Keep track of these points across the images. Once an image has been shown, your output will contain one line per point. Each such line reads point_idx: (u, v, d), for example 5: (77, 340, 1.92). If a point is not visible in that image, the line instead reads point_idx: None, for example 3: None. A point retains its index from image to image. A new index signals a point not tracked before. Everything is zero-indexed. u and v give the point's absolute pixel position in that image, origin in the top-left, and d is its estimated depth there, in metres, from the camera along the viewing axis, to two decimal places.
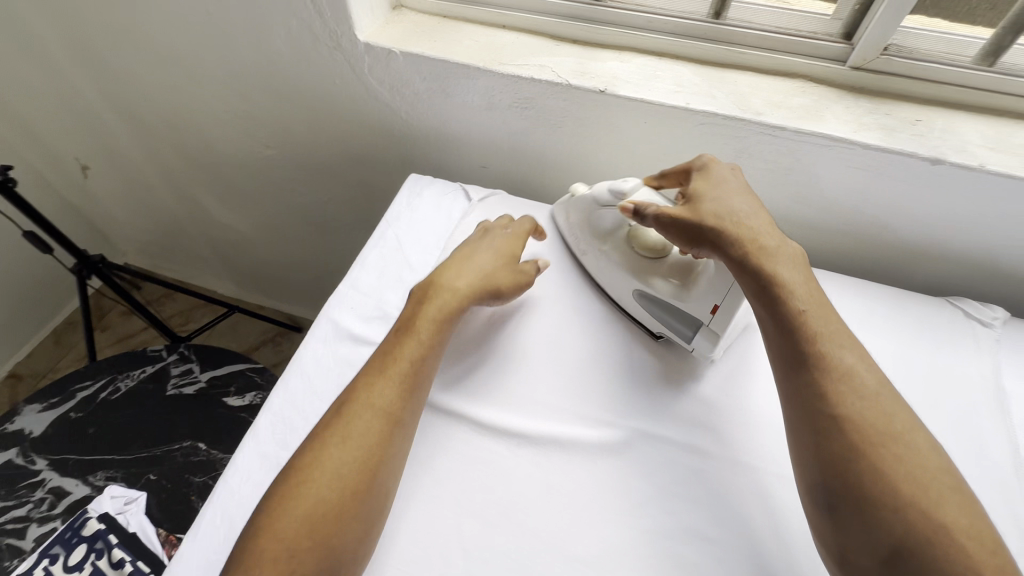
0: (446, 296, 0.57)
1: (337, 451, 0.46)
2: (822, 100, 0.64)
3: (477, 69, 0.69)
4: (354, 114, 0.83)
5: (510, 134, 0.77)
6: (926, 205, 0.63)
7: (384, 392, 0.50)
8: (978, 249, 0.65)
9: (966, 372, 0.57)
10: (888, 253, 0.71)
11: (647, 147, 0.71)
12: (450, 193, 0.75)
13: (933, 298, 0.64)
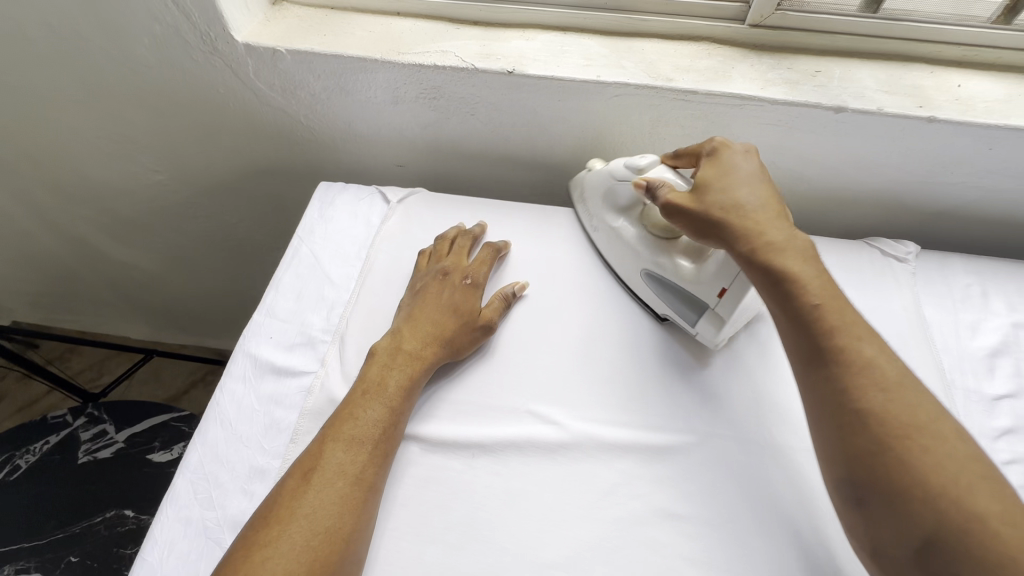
0: (412, 340, 0.54)
1: (309, 509, 0.42)
2: (726, 60, 0.65)
3: (381, 60, 0.64)
4: (252, 122, 0.76)
5: (423, 127, 0.74)
6: (833, 150, 0.66)
7: (355, 443, 0.46)
8: (883, 185, 0.69)
9: (890, 305, 0.60)
10: (804, 200, 0.74)
11: (568, 122, 0.69)
12: (366, 197, 0.70)
13: (852, 242, 0.66)
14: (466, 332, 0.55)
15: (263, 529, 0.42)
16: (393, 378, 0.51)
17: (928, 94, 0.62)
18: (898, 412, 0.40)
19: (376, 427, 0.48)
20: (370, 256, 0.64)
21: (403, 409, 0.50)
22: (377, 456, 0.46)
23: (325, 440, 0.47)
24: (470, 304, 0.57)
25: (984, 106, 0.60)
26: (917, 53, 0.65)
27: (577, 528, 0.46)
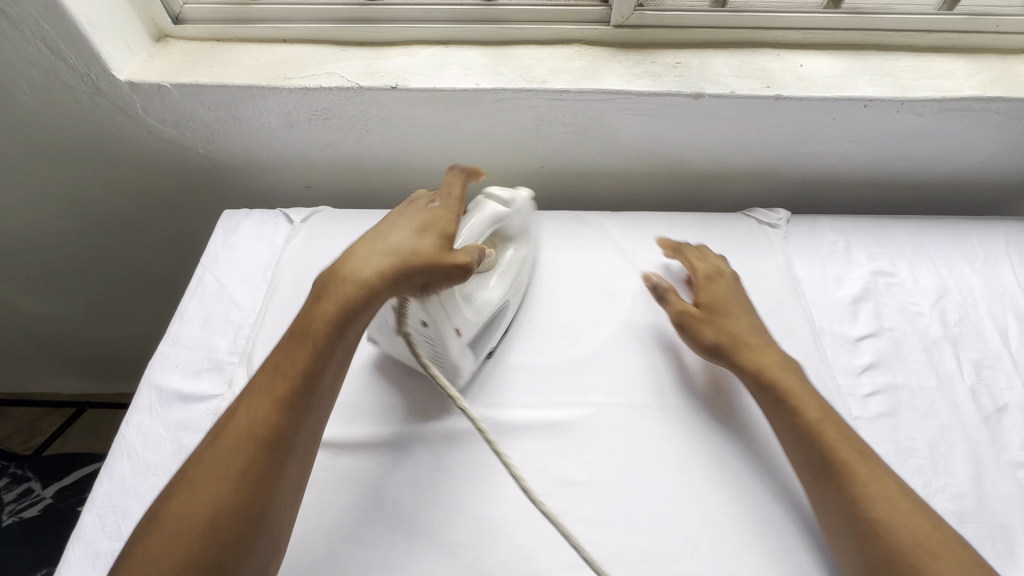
0: (329, 298, 0.59)
1: (205, 497, 0.52)
2: (623, 57, 0.89)
3: (265, 88, 0.82)
4: (165, 151, 0.92)
5: (320, 146, 0.94)
6: (664, 137, 0.94)
7: (247, 426, 0.55)
8: (734, 156, 0.98)
9: (770, 268, 0.88)
10: (668, 177, 1.03)
11: (463, 126, 0.91)
12: (268, 220, 0.93)
13: (738, 216, 0.97)
14: (390, 288, 0.59)
15: (172, 493, 0.54)
16: (300, 354, 0.58)
17: (774, 75, 0.87)
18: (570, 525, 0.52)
19: (269, 413, 0.55)
20: (273, 274, 0.86)
21: (308, 384, 0.57)
22: (265, 443, 0.54)
23: (218, 434, 0.56)
24: (400, 261, 0.60)
25: (823, 82, 0.86)
26: (766, 42, 0.91)
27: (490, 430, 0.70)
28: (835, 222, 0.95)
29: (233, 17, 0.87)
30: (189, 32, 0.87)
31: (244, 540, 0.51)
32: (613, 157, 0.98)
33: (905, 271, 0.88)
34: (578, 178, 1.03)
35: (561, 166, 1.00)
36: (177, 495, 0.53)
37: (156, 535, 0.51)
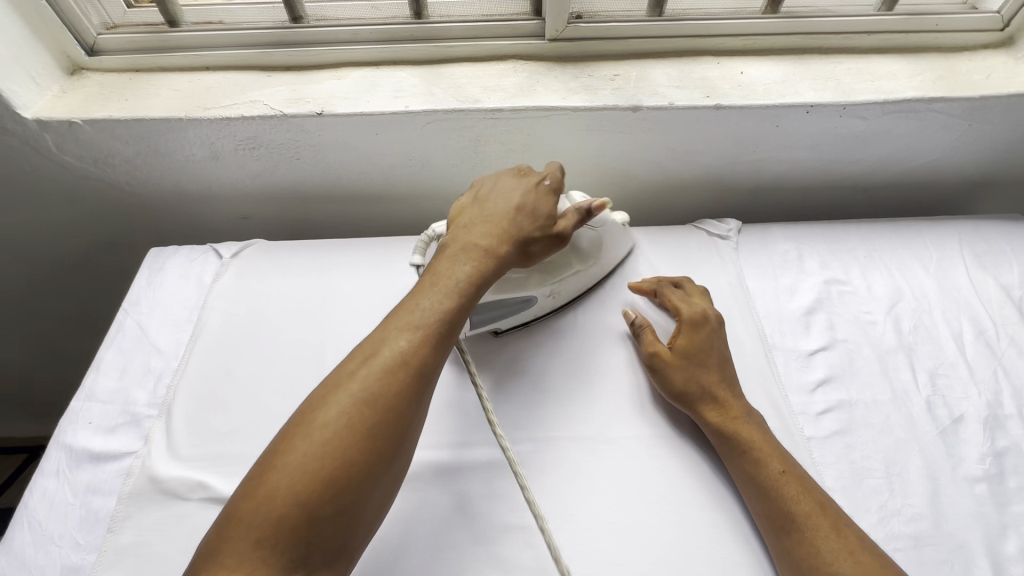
0: (476, 245, 0.52)
1: (327, 422, 0.40)
2: (796, 68, 0.70)
3: (308, 114, 0.64)
4: (187, 196, 0.75)
5: (285, 168, 0.71)
6: (809, 142, 0.71)
7: (400, 362, 0.43)
8: (841, 164, 0.75)
9: (927, 281, 0.69)
10: (794, 174, 0.76)
11: (568, 137, 0.69)
12: (198, 256, 0.68)
13: (837, 227, 0.75)
14: (533, 234, 0.54)
15: (282, 443, 0.39)
16: (465, 266, 0.50)
17: (972, 78, 0.67)
18: (838, 560, 0.44)
19: (414, 339, 0.44)
20: (201, 316, 0.62)
21: (451, 333, 0.47)
22: (414, 380, 0.43)
23: (366, 357, 0.43)
24: (534, 199, 0.56)
25: (962, 79, 0.67)
26: (920, 45, 0.72)
27: (691, 492, 0.51)
28: (977, 228, 0.74)
29: (270, 43, 0.69)
30: (109, 62, 0.69)
31: (372, 483, 0.39)
32: (767, 168, 0.75)
33: (859, 277, 0.69)
34: (599, 193, 0.78)
35: (581, 180, 0.76)
36: (297, 433, 0.40)
37: (238, 533, 0.36)
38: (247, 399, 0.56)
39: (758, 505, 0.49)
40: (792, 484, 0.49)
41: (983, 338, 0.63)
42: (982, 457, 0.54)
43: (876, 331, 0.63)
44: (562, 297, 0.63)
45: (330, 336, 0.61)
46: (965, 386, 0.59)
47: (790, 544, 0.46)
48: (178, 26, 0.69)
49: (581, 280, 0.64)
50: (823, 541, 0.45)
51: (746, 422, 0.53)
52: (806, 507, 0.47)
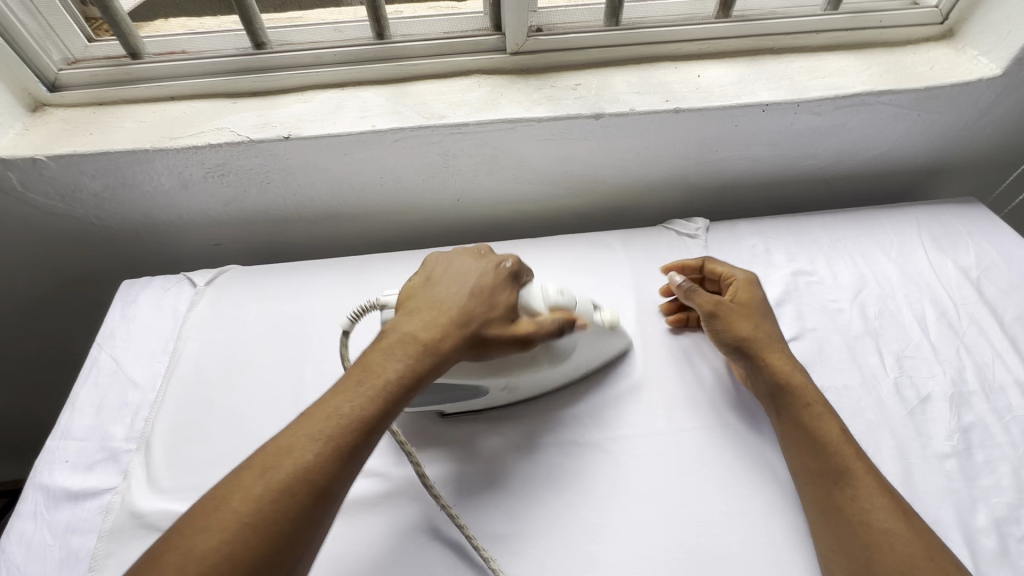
0: (414, 338, 0.47)
1: (205, 549, 0.36)
2: (751, 68, 0.72)
3: (276, 138, 0.64)
4: (158, 226, 0.75)
5: (255, 193, 0.71)
6: (769, 139, 0.73)
7: (299, 479, 0.39)
8: (802, 159, 0.77)
9: (890, 265, 0.71)
10: (757, 171, 0.78)
11: (535, 147, 0.70)
12: (173, 285, 0.67)
13: (801, 220, 0.78)
14: (483, 327, 0.50)
15: (158, 558, 0.36)
16: (396, 362, 0.46)
17: (917, 71, 0.70)
18: (884, 519, 0.45)
19: (324, 454, 0.40)
20: (177, 347, 0.61)
21: (363, 444, 0.42)
22: (309, 503, 0.39)
23: (267, 469, 0.39)
24: (490, 284, 0.52)
25: (908, 71, 0.70)
26: (867, 42, 0.75)
27: (673, 488, 0.52)
28: (935, 213, 0.77)
29: (234, 70, 0.70)
30: (71, 97, 0.69)
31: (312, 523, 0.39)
32: (730, 167, 0.77)
33: (824, 266, 0.71)
34: (570, 200, 0.80)
35: (550, 189, 0.77)
36: (176, 553, 0.36)
37: (171, 559, 0.36)
38: (227, 426, 0.56)
39: (812, 463, 0.50)
40: (849, 445, 0.50)
41: (945, 318, 0.65)
42: (950, 433, 0.55)
43: (843, 318, 0.65)
44: (519, 392, 0.56)
45: (307, 359, 0.61)
46: (930, 366, 0.61)
47: (842, 500, 0.47)
48: (141, 58, 0.69)
49: (545, 379, 0.56)
50: (875, 501, 0.46)
51: (809, 383, 0.54)
52: (859, 466, 0.48)
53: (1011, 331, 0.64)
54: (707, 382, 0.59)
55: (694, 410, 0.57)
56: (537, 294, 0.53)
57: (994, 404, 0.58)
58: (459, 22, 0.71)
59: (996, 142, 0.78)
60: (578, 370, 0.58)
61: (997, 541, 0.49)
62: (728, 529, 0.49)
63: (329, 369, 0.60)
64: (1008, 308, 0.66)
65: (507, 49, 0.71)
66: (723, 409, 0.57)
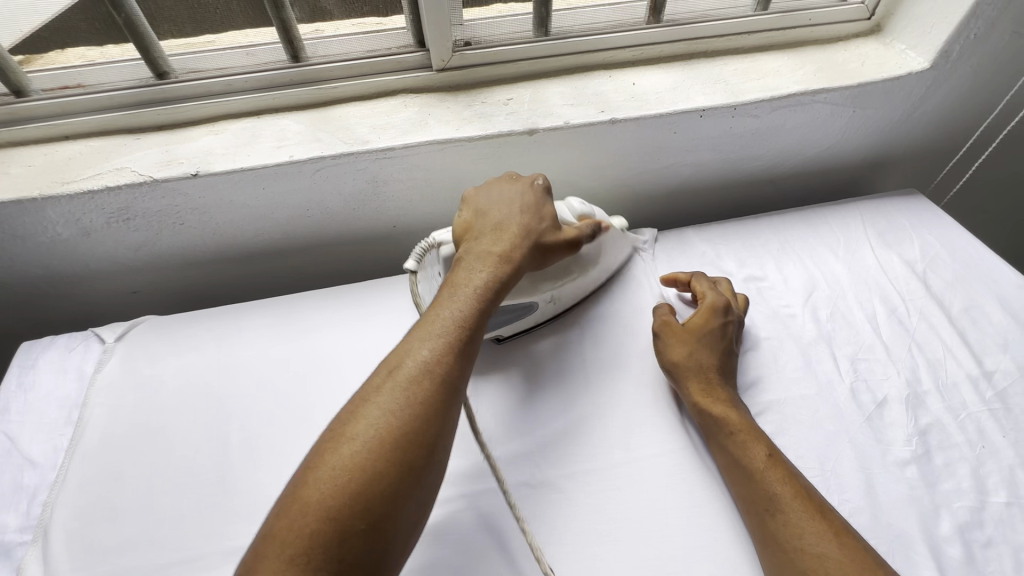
0: (491, 250, 0.52)
1: (356, 437, 0.39)
2: (686, 73, 0.70)
3: (182, 176, 0.59)
4: (64, 277, 0.68)
5: (169, 234, 0.65)
6: (709, 143, 0.71)
7: (426, 371, 0.42)
8: (744, 162, 0.76)
9: (837, 265, 0.70)
10: (702, 176, 0.76)
11: (471, 167, 0.67)
12: (79, 344, 0.61)
13: (750, 223, 0.76)
14: (544, 234, 0.54)
15: (317, 453, 0.39)
16: (480, 272, 0.50)
17: (849, 68, 0.70)
18: (814, 541, 0.43)
19: (440, 349, 0.44)
20: (82, 415, 0.55)
21: (476, 335, 0.47)
22: (445, 389, 0.42)
23: (392, 369, 0.43)
24: (538, 202, 0.56)
25: (840, 68, 0.70)
26: (799, 39, 0.74)
27: (634, 524, 0.48)
28: (877, 207, 0.77)
29: (136, 103, 0.64)
30: None
31: (443, 426, 0.42)
32: (674, 174, 0.75)
33: (774, 270, 0.70)
34: None
35: None
36: (330, 445, 0.39)
37: (319, 480, 0.37)
38: (139, 502, 0.50)
39: (742, 487, 0.49)
40: (778, 470, 0.48)
41: (895, 316, 0.64)
42: (908, 438, 0.54)
43: (796, 323, 0.64)
44: (563, 303, 0.63)
45: (232, 416, 0.56)
46: (884, 367, 0.60)
47: (772, 525, 0.45)
48: (28, 95, 0.62)
49: (582, 285, 0.63)
50: (805, 524, 0.44)
51: (735, 410, 0.53)
52: (787, 490, 0.47)
53: (959, 324, 0.63)
54: (664, 404, 0.56)
55: (652, 435, 0.54)
56: (564, 208, 0.59)
57: (949, 402, 0.57)
58: (380, 40, 0.67)
59: (929, 133, 0.78)
60: (603, 276, 0.66)
61: (962, 549, 0.47)
62: (693, 565, 0.46)
63: (257, 425, 0.55)
64: (954, 300, 0.65)
65: (433, 66, 0.67)
66: (680, 432, 0.54)
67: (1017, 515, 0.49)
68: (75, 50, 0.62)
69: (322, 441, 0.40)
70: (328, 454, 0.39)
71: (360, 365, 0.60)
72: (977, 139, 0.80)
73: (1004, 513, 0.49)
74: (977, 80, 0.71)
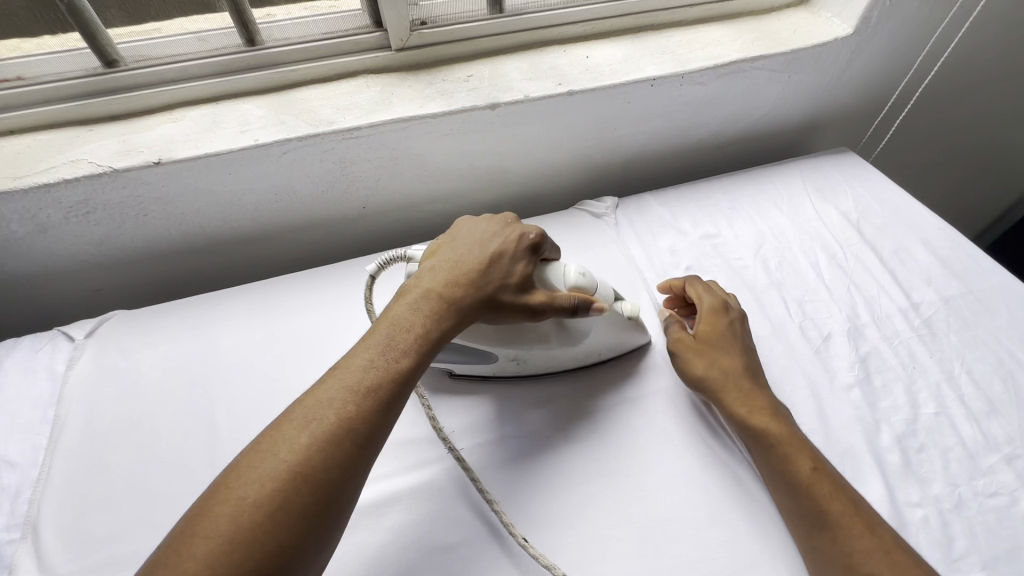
0: (438, 292, 0.49)
1: (251, 495, 0.36)
2: (635, 45, 0.74)
3: (144, 165, 0.58)
4: (19, 278, 0.66)
5: (131, 226, 0.64)
6: (662, 112, 0.75)
7: (340, 428, 0.39)
8: (694, 129, 0.80)
9: (781, 219, 0.76)
10: (655, 144, 0.81)
11: (437, 144, 0.68)
12: (46, 343, 0.59)
13: (703, 185, 0.81)
14: (500, 290, 0.50)
15: (212, 501, 0.36)
16: (423, 315, 0.47)
17: (783, 35, 0.75)
18: (869, 560, 0.43)
19: (362, 404, 0.41)
20: (59, 413, 0.54)
21: (399, 394, 0.43)
22: (355, 451, 0.39)
23: (311, 419, 0.39)
24: (507, 250, 0.53)
25: (775, 36, 0.75)
26: (736, 10, 0.79)
27: (616, 462, 0.52)
28: (815, 164, 0.84)
29: (86, 94, 0.62)
30: None
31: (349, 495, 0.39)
32: (631, 143, 0.79)
33: (726, 227, 0.75)
34: (481, 194, 0.79)
35: (458, 184, 0.76)
36: (228, 494, 0.36)
37: (206, 530, 0.34)
38: (131, 491, 0.50)
39: (787, 503, 0.48)
40: (825, 483, 0.47)
41: (835, 261, 0.71)
42: (851, 365, 0.60)
43: (749, 274, 0.69)
44: (528, 366, 0.58)
45: (218, 400, 0.56)
46: (828, 307, 0.66)
47: (824, 541, 0.45)
48: None
49: (556, 357, 0.57)
50: (857, 543, 0.44)
51: (780, 422, 0.51)
52: (834, 505, 0.46)
53: (890, 263, 0.70)
54: (634, 356, 0.61)
55: (625, 384, 0.58)
56: (560, 272, 0.54)
57: (884, 331, 0.63)
58: (337, 21, 0.67)
59: (857, 95, 0.85)
60: (590, 356, 0.59)
61: (900, 455, 0.54)
62: (671, 493, 0.50)
63: (246, 406, 0.56)
64: (885, 243, 0.72)
65: (392, 46, 0.68)
66: (651, 377, 0.59)
67: (943, 422, 0.56)
68: (7, 42, 0.59)
69: (225, 477, 0.37)
70: (225, 497, 0.36)
71: (343, 343, 0.61)
72: (897, 98, 0.88)
73: (933, 422, 0.56)
74: (894, 44, 0.78)
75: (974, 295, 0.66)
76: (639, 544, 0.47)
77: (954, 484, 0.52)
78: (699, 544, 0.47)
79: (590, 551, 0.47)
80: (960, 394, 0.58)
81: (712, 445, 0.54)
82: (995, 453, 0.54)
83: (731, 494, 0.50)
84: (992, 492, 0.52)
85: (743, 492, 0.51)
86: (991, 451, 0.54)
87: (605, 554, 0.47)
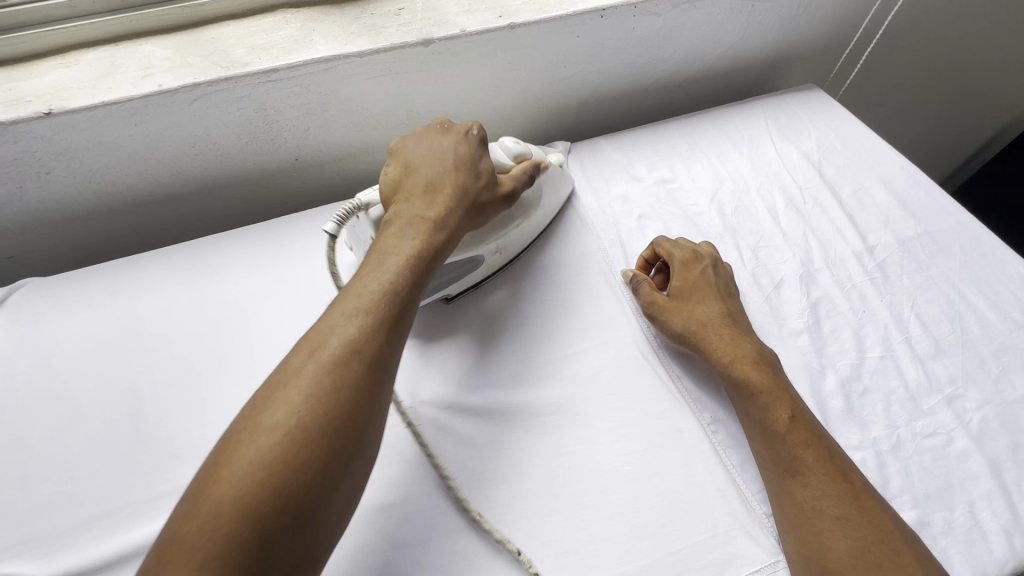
0: (421, 216, 0.47)
1: (272, 424, 0.34)
2: None
3: (31, 117, 0.52)
4: None
5: (33, 185, 0.59)
6: (616, 46, 0.70)
7: (354, 344, 0.38)
8: (650, 66, 0.75)
9: (742, 163, 0.72)
10: (608, 83, 0.76)
11: (368, 88, 0.63)
12: None
13: (661, 127, 0.77)
14: (477, 195, 0.50)
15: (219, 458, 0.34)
16: (411, 237, 0.45)
17: None
18: (834, 505, 0.43)
19: (370, 321, 0.39)
20: None
21: (407, 307, 0.42)
22: (376, 363, 0.38)
23: (315, 348, 0.38)
24: (468, 154, 0.52)
25: None
26: None
27: (559, 414, 0.51)
28: (781, 103, 0.79)
29: None
30: None
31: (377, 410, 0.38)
32: (583, 82, 0.74)
33: (681, 170, 0.72)
34: None
35: (398, 131, 0.70)
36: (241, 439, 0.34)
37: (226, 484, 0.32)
38: (48, 464, 0.48)
39: (764, 451, 0.47)
40: (801, 432, 0.46)
41: (792, 204, 0.68)
42: (802, 310, 0.59)
43: (702, 220, 0.67)
44: (510, 252, 0.60)
45: (141, 368, 0.53)
46: (783, 252, 0.64)
47: (791, 485, 0.45)
48: None
49: (525, 233, 0.60)
50: (825, 488, 0.44)
51: (758, 367, 0.51)
52: (810, 453, 0.45)
53: (848, 206, 0.68)
54: (582, 308, 0.59)
55: (573, 336, 0.56)
56: (500, 149, 0.56)
57: (837, 276, 0.62)
58: None
59: (827, 24, 0.79)
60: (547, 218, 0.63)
61: (843, 399, 0.53)
62: (612, 444, 0.50)
63: (172, 373, 0.53)
64: (844, 184, 0.70)
65: None
66: (598, 328, 0.57)
67: (888, 365, 0.56)
68: None
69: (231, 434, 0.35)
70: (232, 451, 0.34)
71: (274, 303, 0.58)
72: (867, 30, 0.83)
73: (878, 365, 0.56)
74: None
75: (930, 236, 0.65)
76: (578, 497, 0.47)
77: (894, 426, 0.52)
78: (638, 495, 0.47)
79: (527, 507, 0.46)
80: (907, 336, 0.57)
81: (655, 396, 0.52)
82: (936, 395, 0.54)
83: (672, 445, 0.50)
84: (930, 433, 0.52)
85: (685, 442, 0.50)
86: (933, 392, 0.54)
87: (542, 510, 0.46)
